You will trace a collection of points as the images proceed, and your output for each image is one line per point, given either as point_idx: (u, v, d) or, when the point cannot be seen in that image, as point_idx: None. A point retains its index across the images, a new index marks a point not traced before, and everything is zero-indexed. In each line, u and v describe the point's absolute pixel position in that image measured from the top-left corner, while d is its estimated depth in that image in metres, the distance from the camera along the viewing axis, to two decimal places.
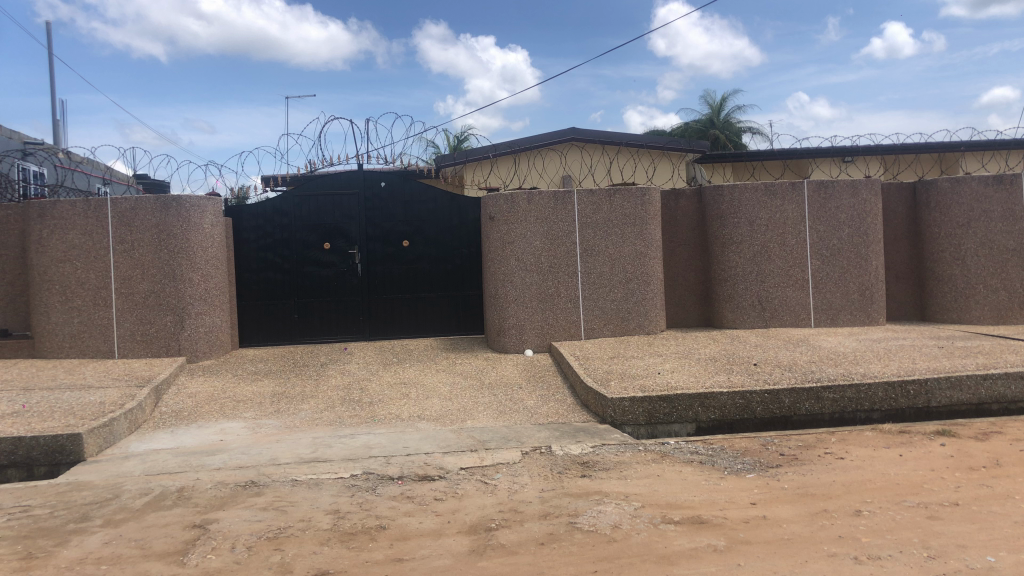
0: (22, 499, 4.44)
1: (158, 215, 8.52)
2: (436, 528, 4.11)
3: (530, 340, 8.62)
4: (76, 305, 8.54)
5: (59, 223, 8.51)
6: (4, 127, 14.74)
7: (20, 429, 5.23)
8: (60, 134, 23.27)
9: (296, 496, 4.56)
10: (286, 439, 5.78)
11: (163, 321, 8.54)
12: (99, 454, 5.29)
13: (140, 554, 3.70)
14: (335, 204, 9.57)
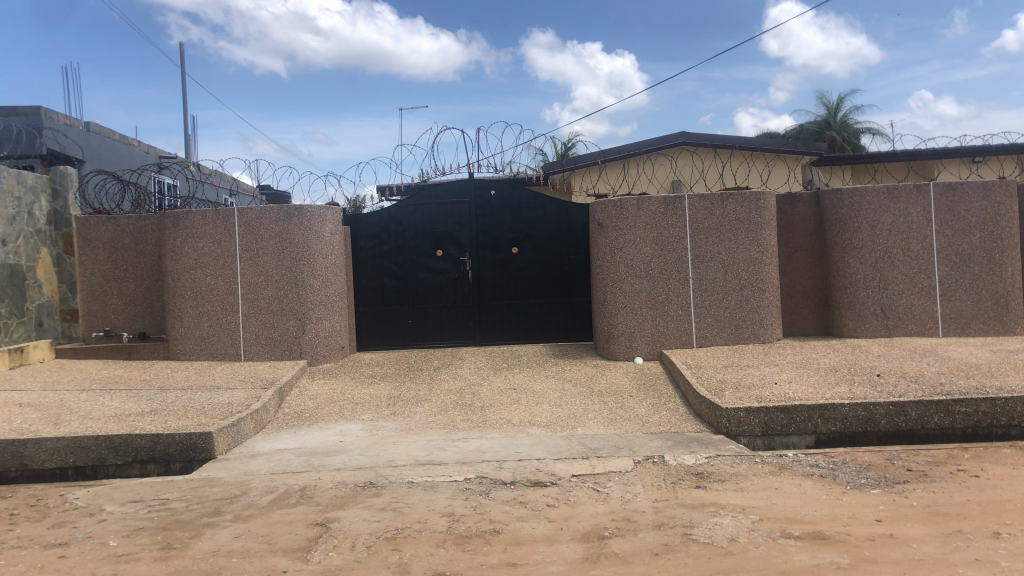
0: (160, 493, 4.72)
1: (281, 224, 8.91)
2: (550, 534, 4.12)
3: (640, 347, 8.55)
4: (206, 310, 9.02)
5: (191, 232, 9.01)
6: (144, 144, 15.74)
7: (158, 427, 5.55)
8: (193, 147, 24.70)
9: (412, 498, 4.66)
10: (402, 442, 5.93)
11: (285, 326, 8.92)
12: (228, 452, 5.56)
13: (268, 549, 3.86)
14: (447, 212, 9.76)
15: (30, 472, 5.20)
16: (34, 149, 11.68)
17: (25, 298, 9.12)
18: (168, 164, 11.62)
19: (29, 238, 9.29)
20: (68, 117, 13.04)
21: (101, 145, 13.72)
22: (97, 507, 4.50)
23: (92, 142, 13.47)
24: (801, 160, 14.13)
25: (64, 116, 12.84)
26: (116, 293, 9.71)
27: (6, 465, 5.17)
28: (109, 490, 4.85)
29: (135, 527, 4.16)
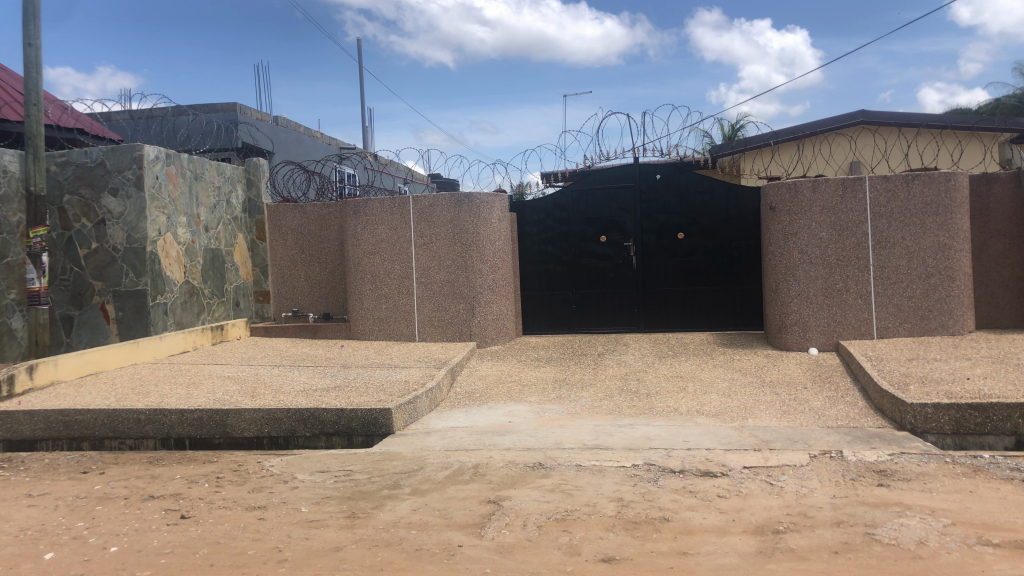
0: (345, 464, 5.02)
1: (452, 211, 9.20)
2: (721, 525, 4.03)
3: (814, 337, 8.19)
4: (384, 293, 9.48)
5: (369, 219, 9.48)
6: (326, 136, 16.67)
7: (342, 402, 5.89)
8: (368, 138, 25.90)
9: (581, 481, 4.70)
10: (569, 425, 5.99)
11: (456, 309, 9.25)
12: (405, 428, 5.82)
13: (444, 523, 4.02)
14: (611, 197, 9.73)
15: (231, 440, 5.66)
16: (233, 143, 12.71)
17: (224, 279, 10.08)
18: (348, 155, 12.25)
19: (227, 225, 10.23)
20: (260, 112, 14.03)
21: (289, 138, 14.67)
22: (289, 475, 4.85)
23: (280, 134, 14.43)
24: (998, 139, 13.00)
25: (256, 111, 13.82)
26: (303, 276, 10.35)
27: (212, 433, 5.65)
28: (300, 460, 5.21)
29: (324, 495, 4.45)
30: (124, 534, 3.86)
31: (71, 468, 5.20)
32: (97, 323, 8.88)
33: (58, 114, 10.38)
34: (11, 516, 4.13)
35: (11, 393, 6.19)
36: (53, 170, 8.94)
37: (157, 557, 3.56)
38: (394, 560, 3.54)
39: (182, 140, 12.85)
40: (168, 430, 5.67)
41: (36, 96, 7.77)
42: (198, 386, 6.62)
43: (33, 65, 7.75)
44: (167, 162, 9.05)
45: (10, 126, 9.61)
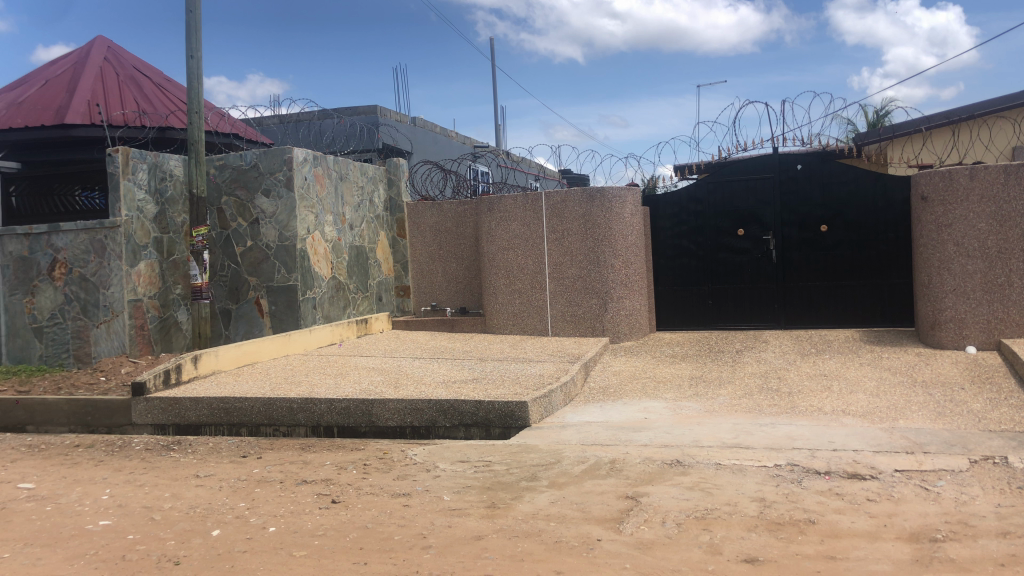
0: (484, 455, 5.12)
1: (585, 206, 9.21)
2: (872, 530, 3.86)
3: (972, 335, 7.67)
4: (518, 288, 9.60)
5: (503, 215, 9.62)
6: (460, 135, 17.03)
7: (480, 394, 6.01)
8: (501, 135, 26.26)
9: (721, 480, 4.61)
10: (707, 423, 5.88)
11: (589, 304, 9.26)
12: (541, 421, 5.88)
13: (582, 516, 4.05)
14: (749, 189, 9.46)
15: (376, 429, 5.88)
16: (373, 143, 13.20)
17: (368, 275, 10.51)
18: (482, 153, 12.48)
19: (370, 223, 10.67)
20: (398, 113, 14.50)
21: (425, 138, 15.08)
22: (431, 464, 5.00)
23: (418, 134, 14.86)
24: None
25: (395, 113, 14.30)
26: (441, 272, 10.63)
27: (358, 421, 5.90)
28: (441, 449, 5.37)
29: (464, 485, 4.57)
30: (281, 515, 4.10)
31: (232, 452, 5.57)
32: (252, 317, 9.44)
33: (216, 120, 11.09)
34: (182, 494, 4.47)
35: (179, 380, 6.69)
36: (213, 173, 9.55)
37: (311, 539, 3.75)
38: (533, 551, 3.58)
39: (327, 142, 13.45)
40: (318, 417, 5.97)
41: (198, 104, 8.33)
42: (345, 377, 6.92)
43: (195, 76, 8.32)
44: (314, 164, 9.51)
45: (175, 133, 10.35)
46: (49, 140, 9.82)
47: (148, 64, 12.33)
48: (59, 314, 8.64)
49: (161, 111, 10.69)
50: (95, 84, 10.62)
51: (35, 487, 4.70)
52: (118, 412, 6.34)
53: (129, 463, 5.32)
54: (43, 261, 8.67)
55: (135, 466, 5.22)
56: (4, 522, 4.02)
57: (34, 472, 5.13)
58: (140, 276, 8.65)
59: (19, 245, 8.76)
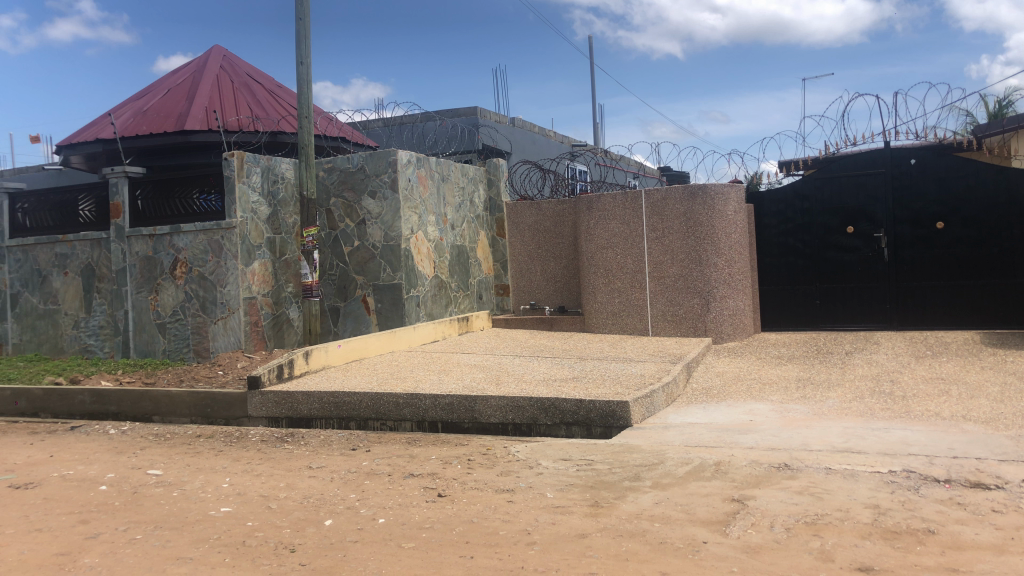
0: (587, 454, 5.12)
1: (686, 203, 9.09)
2: (998, 542, 3.66)
3: None
4: (617, 287, 9.54)
5: (602, 214, 9.58)
6: (559, 134, 17.06)
7: (581, 393, 6.00)
8: (600, 135, 26.13)
9: (832, 485, 4.46)
10: (816, 426, 5.70)
11: (691, 303, 9.13)
12: (643, 421, 5.83)
13: (687, 518, 4.00)
14: (858, 185, 9.12)
15: (479, 425, 5.96)
16: (474, 144, 13.37)
17: (468, 274, 10.70)
18: (580, 151, 12.46)
19: (471, 222, 10.86)
20: (498, 114, 14.64)
21: (524, 138, 15.17)
22: (534, 461, 5.04)
23: (517, 135, 14.97)
24: None
25: (495, 113, 14.44)
26: (540, 271, 10.67)
27: (461, 417, 6.00)
28: (543, 447, 5.39)
29: (568, 483, 4.58)
30: (390, 507, 4.21)
31: (342, 444, 5.75)
32: (359, 314, 9.70)
33: (324, 125, 11.50)
34: (296, 485, 4.65)
35: (292, 375, 6.95)
36: (322, 175, 9.87)
37: (419, 531, 3.84)
38: (638, 551, 3.56)
39: (429, 144, 13.71)
40: (422, 413, 6.09)
41: (307, 109, 8.64)
42: (448, 373, 7.04)
43: (305, 82, 8.63)
44: (417, 166, 9.72)
45: (286, 137, 10.75)
46: (172, 146, 10.37)
47: (262, 71, 12.85)
48: (181, 311, 9.12)
49: (273, 116, 11.14)
50: (213, 92, 11.16)
51: (162, 474, 4.98)
52: (236, 405, 6.65)
53: (247, 453, 5.57)
54: (166, 261, 9.17)
55: (252, 456, 5.46)
56: (136, 506, 4.28)
57: (161, 460, 5.43)
58: (254, 275, 9.03)
59: (145, 246, 9.29)
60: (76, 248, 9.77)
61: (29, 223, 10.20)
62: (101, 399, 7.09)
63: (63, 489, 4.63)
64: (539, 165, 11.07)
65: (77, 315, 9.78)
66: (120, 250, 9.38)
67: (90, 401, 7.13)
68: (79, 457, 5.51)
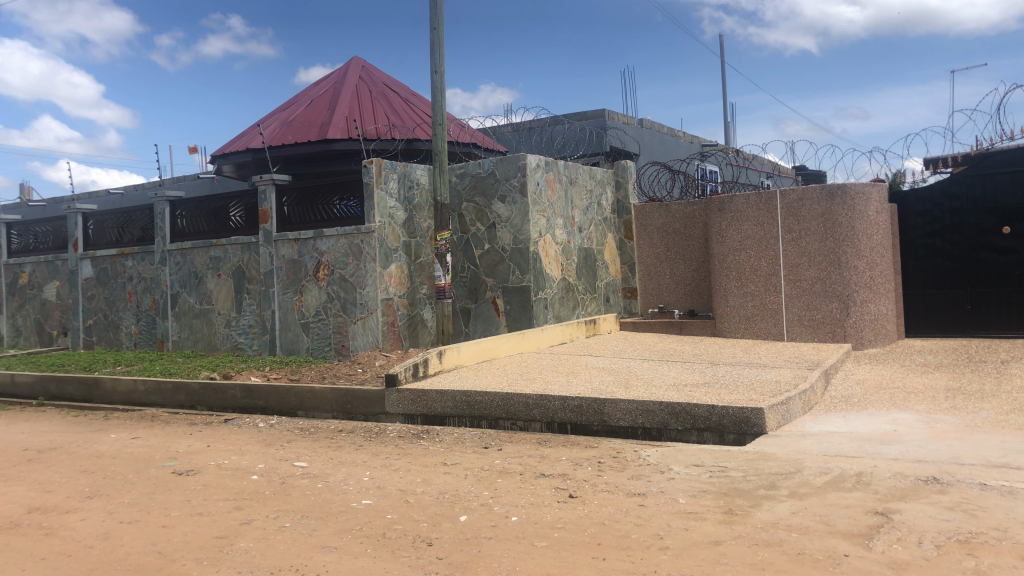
0: (720, 460, 5.03)
1: (824, 204, 8.77)
2: None
3: None
4: (750, 290, 9.30)
5: (735, 215, 9.37)
6: (688, 135, 16.77)
7: (713, 399, 5.89)
8: (731, 135, 25.44)
9: (987, 502, 4.20)
10: (968, 439, 5.37)
11: (829, 307, 8.79)
12: (778, 429, 5.67)
13: (827, 530, 3.86)
14: (1015, 181, 8.51)
15: (608, 428, 5.96)
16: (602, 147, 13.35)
17: (596, 277, 10.71)
18: (710, 152, 12.22)
19: (599, 225, 10.87)
20: (626, 116, 14.57)
21: (653, 139, 15.01)
22: (666, 466, 4.99)
23: (645, 136, 14.84)
24: None
25: (623, 115, 14.37)
26: (669, 274, 10.59)
27: (591, 420, 6.01)
28: (675, 452, 5.34)
29: (700, 489, 4.52)
30: (523, 506, 4.29)
31: (475, 442, 5.89)
32: (489, 316, 9.88)
33: (456, 132, 11.80)
34: (432, 480, 4.81)
35: (426, 374, 7.16)
36: (455, 181, 10.11)
37: (551, 531, 3.89)
38: (775, 561, 3.48)
39: (558, 148, 13.79)
40: (552, 414, 6.15)
41: (441, 117, 8.89)
42: (577, 376, 7.07)
43: (438, 90, 8.88)
44: (546, 169, 9.82)
45: (421, 144, 11.08)
46: (315, 154, 10.89)
47: (398, 80, 13.29)
48: (323, 311, 9.57)
49: (408, 124, 11.51)
50: (353, 103, 11.64)
51: (308, 465, 5.25)
52: (374, 402, 6.92)
53: (385, 448, 5.80)
54: (310, 263, 9.64)
55: (390, 452, 5.68)
56: (284, 495, 4.54)
57: (306, 453, 5.73)
58: (391, 277, 9.38)
59: (291, 249, 9.80)
60: (228, 252, 10.42)
61: (187, 228, 10.95)
62: (251, 394, 7.54)
63: (220, 477, 4.96)
64: (668, 167, 10.94)
65: (230, 314, 10.43)
66: (268, 253, 9.94)
67: (242, 396, 7.59)
68: (232, 448, 5.88)
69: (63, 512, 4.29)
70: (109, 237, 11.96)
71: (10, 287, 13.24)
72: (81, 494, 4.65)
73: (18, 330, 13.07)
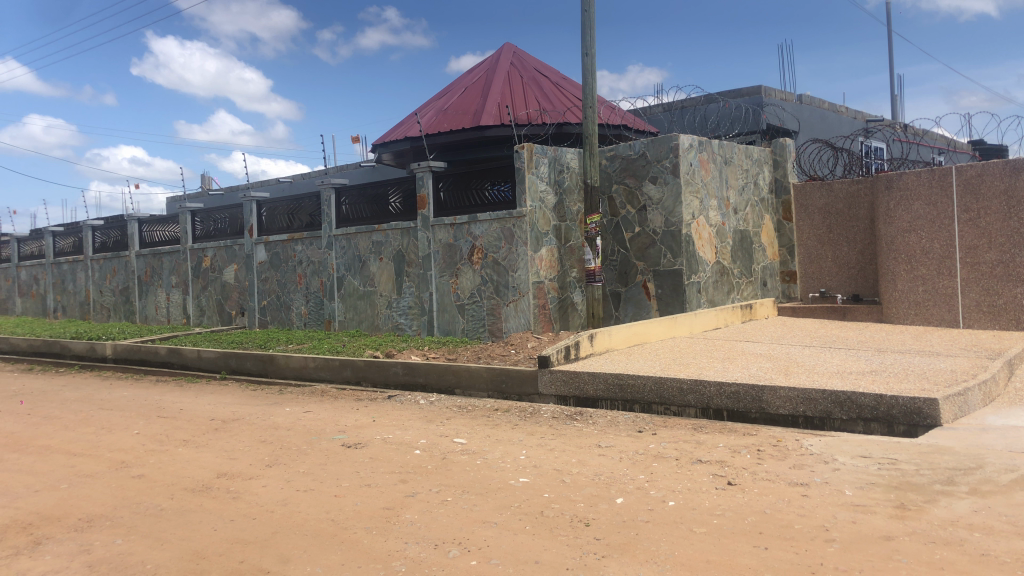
0: (890, 452, 4.78)
1: (1008, 180, 8.09)
2: None
3: None
4: (921, 274, 8.75)
5: (904, 194, 8.83)
6: (851, 110, 15.90)
7: (881, 388, 5.58)
8: (900, 110, 23.85)
9: None
10: None
11: (1013, 292, 8.11)
12: (954, 421, 5.30)
13: (1015, 532, 3.58)
14: None
15: (767, 416, 5.78)
16: (759, 125, 12.88)
17: (752, 260, 10.40)
18: (876, 127, 11.52)
19: (755, 206, 10.52)
20: (784, 91, 13.98)
21: (812, 116, 14.34)
22: (830, 456, 4.79)
23: (804, 113, 14.20)
24: None
25: (780, 91, 13.79)
26: (831, 257, 10.14)
27: (748, 407, 5.85)
28: (839, 442, 5.11)
29: (869, 482, 4.31)
30: (679, 491, 4.24)
31: (629, 426, 5.88)
32: (640, 299, 9.79)
33: (607, 114, 11.73)
34: (587, 461, 4.84)
35: (578, 356, 7.21)
36: (605, 163, 10.04)
37: (710, 517, 3.83)
38: (955, 561, 3.26)
39: (712, 127, 13.42)
40: (708, 400, 6.03)
41: (592, 99, 8.85)
42: (733, 361, 6.90)
43: (589, 72, 8.84)
44: (700, 149, 9.59)
45: (572, 127, 11.08)
46: (470, 141, 11.13)
47: (549, 64, 13.33)
48: (478, 294, 9.82)
49: (558, 107, 11.53)
50: (505, 89, 11.80)
51: (466, 442, 5.42)
52: (528, 382, 7.04)
53: (540, 428, 5.89)
54: (465, 247, 9.89)
55: (545, 432, 5.76)
56: (446, 470, 4.71)
57: (464, 430, 5.91)
58: (542, 260, 9.48)
59: (447, 233, 10.08)
60: (388, 237, 10.85)
61: (350, 214, 11.49)
62: (411, 371, 7.84)
63: (385, 451, 5.21)
64: (830, 144, 10.40)
65: (390, 296, 10.87)
66: (425, 238, 10.26)
67: (403, 373, 7.91)
68: (396, 423, 6.16)
69: (247, 478, 4.64)
70: (280, 223, 12.72)
71: (194, 270, 14.37)
72: (262, 462, 5.01)
73: (202, 310, 14.18)
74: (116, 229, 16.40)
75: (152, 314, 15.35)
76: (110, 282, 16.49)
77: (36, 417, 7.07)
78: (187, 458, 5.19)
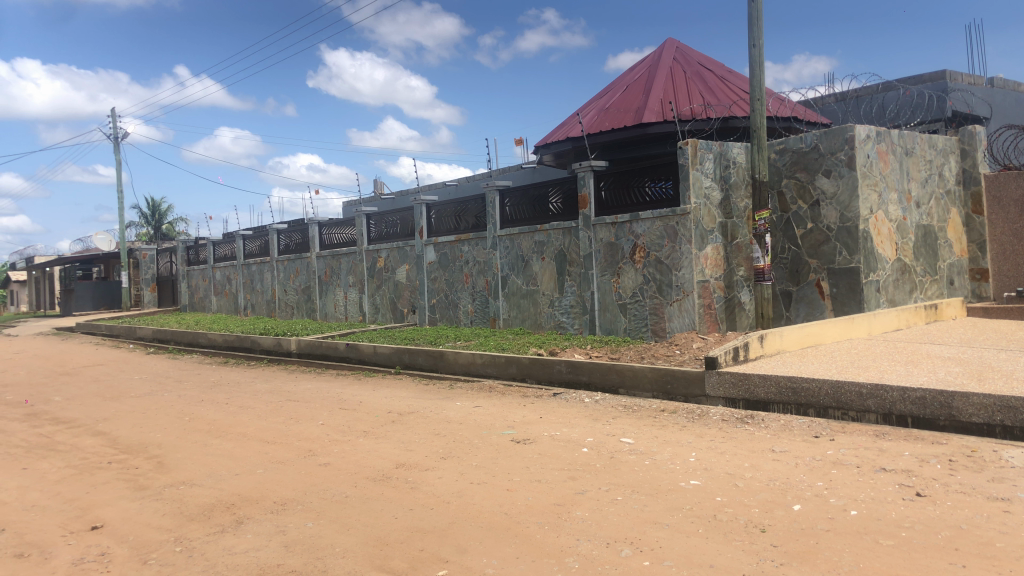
0: None
1: None
2: None
3: None
4: None
5: None
6: None
7: None
8: None
9: None
10: None
11: None
12: None
13: None
14: None
15: (958, 424, 5.38)
16: (944, 113, 11.99)
17: (937, 257, 9.71)
18: None
19: (940, 199, 9.82)
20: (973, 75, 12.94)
21: (1006, 100, 13.18)
22: None
23: (997, 97, 13.08)
24: None
25: (969, 75, 12.78)
26: None
27: (936, 414, 5.47)
28: None
29: None
30: (862, 500, 4.03)
31: (804, 430, 5.64)
32: (813, 299, 9.37)
33: (776, 105, 11.32)
34: (761, 466, 4.69)
35: (747, 358, 7.00)
36: (774, 157, 9.68)
37: (898, 530, 3.62)
38: None
39: (890, 116, 12.64)
40: (889, 405, 5.70)
41: (760, 91, 8.54)
42: (918, 365, 6.47)
43: (757, 64, 8.56)
44: (878, 140, 9.06)
45: (738, 121, 10.77)
46: (632, 139, 11.06)
47: (713, 58, 13.02)
48: (640, 293, 9.74)
49: (723, 101, 11.24)
50: (667, 85, 11.63)
51: (634, 442, 5.39)
52: (695, 383, 6.89)
53: (710, 430, 5.77)
54: (627, 246, 9.83)
55: (715, 434, 5.62)
56: (614, 469, 4.70)
57: (631, 429, 5.88)
58: (707, 259, 9.27)
59: (608, 233, 10.05)
60: (551, 236, 10.96)
61: (514, 215, 11.68)
62: (576, 369, 7.89)
63: (553, 448, 5.27)
64: None
65: (553, 295, 10.99)
66: (587, 237, 10.27)
67: (567, 371, 7.98)
68: (563, 421, 6.21)
69: (423, 469, 4.84)
70: (448, 225, 13.13)
71: (369, 270, 15.09)
72: (436, 454, 5.20)
73: (377, 308, 14.89)
74: (299, 232, 17.50)
75: (331, 312, 16.29)
76: (293, 282, 17.62)
77: (233, 406, 7.68)
78: (368, 448, 5.47)
